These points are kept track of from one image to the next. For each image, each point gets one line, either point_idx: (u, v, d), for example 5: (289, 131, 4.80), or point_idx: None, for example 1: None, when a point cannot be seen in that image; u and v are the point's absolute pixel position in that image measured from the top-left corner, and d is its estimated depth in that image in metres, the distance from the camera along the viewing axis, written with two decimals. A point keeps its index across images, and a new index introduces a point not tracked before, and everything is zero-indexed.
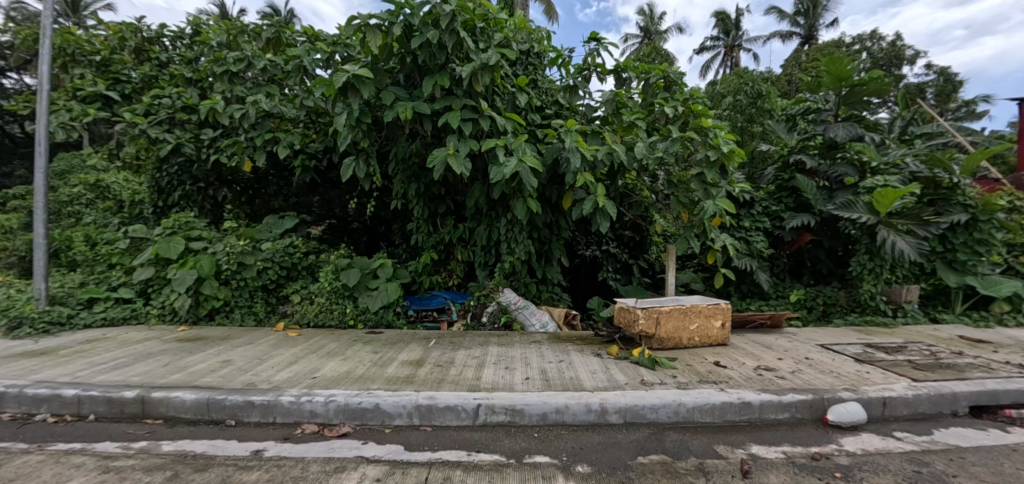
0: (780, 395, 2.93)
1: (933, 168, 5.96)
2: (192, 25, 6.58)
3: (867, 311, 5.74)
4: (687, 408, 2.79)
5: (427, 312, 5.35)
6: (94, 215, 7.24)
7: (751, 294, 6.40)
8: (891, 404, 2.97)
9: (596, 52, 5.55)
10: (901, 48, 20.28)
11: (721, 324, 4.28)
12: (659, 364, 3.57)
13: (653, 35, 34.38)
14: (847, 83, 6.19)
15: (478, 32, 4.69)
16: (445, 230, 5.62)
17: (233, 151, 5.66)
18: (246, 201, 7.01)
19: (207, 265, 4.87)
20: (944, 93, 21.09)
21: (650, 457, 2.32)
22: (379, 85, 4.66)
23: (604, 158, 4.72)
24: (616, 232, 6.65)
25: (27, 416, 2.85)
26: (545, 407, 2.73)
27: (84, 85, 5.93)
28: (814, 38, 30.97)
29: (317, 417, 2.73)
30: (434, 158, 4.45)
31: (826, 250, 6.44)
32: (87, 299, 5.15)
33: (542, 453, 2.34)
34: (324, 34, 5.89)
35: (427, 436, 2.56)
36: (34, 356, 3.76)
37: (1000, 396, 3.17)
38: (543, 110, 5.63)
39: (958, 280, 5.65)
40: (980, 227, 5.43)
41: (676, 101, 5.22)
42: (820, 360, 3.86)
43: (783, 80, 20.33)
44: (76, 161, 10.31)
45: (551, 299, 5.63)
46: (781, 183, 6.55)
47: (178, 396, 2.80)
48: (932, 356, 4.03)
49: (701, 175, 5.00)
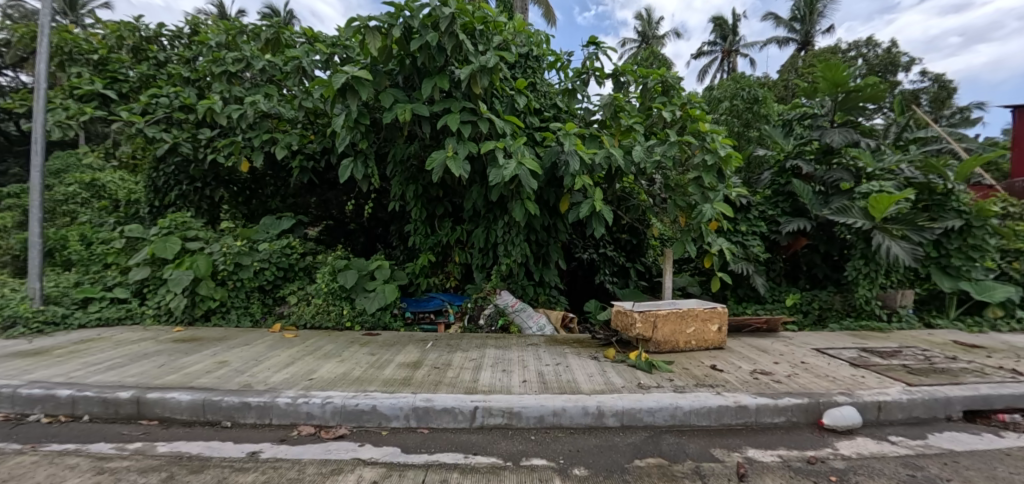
0: (776, 398, 2.95)
1: (928, 174, 6.02)
2: (190, 25, 6.59)
3: (862, 316, 5.78)
4: (683, 412, 2.80)
5: (425, 314, 5.35)
6: (90, 214, 7.21)
7: (748, 298, 6.42)
8: (885, 408, 2.99)
9: (595, 56, 5.61)
10: (896, 54, 20.53)
11: (718, 328, 4.30)
12: (654, 367, 3.59)
13: (651, 39, 34.63)
14: (843, 88, 6.27)
15: (477, 35, 4.73)
16: (443, 231, 5.59)
17: (230, 151, 5.62)
18: (243, 201, 6.97)
19: (203, 265, 4.85)
20: (938, 100, 21.23)
21: (647, 460, 2.33)
22: (378, 87, 4.65)
23: (602, 161, 4.75)
24: (613, 236, 6.66)
25: (21, 416, 2.83)
26: (542, 410, 2.74)
27: (81, 84, 5.91)
28: (810, 44, 31.25)
29: (314, 419, 2.72)
30: (433, 160, 4.46)
31: (822, 255, 6.48)
32: (81, 298, 5.12)
33: (539, 455, 2.35)
34: (323, 35, 5.89)
35: (424, 439, 2.55)
36: (27, 356, 3.72)
37: (993, 400, 3.20)
38: (542, 112, 5.63)
39: (953, 286, 5.68)
40: (974, 233, 5.51)
41: (674, 105, 5.29)
42: (816, 364, 3.88)
43: (779, 87, 20.44)
44: (72, 159, 10.28)
45: (549, 302, 5.63)
46: (777, 187, 6.61)
47: (174, 396, 2.79)
48: (926, 361, 4.06)
49: (699, 179, 5.03)
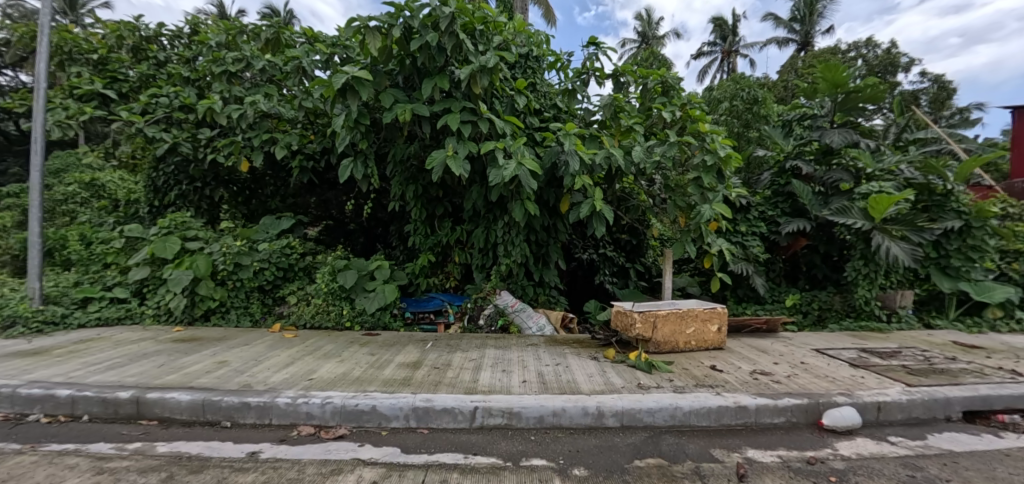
0: (776, 399, 2.95)
1: (928, 175, 6.03)
2: (190, 25, 6.59)
3: (862, 316, 5.79)
4: (683, 412, 2.80)
5: (424, 314, 5.35)
6: (89, 214, 7.20)
7: (747, 298, 6.43)
8: (885, 408, 3.00)
9: (595, 56, 5.61)
10: (895, 55, 20.55)
11: (717, 328, 4.30)
12: (654, 368, 3.59)
13: (651, 40, 34.62)
14: (842, 89, 6.27)
15: (477, 35, 4.72)
16: (442, 231, 5.59)
17: (230, 151, 5.62)
18: (242, 201, 6.97)
19: (203, 265, 4.85)
20: (938, 100, 21.23)
21: (647, 461, 2.33)
22: (378, 87, 4.65)
23: (602, 162, 4.75)
24: (613, 236, 6.66)
25: (20, 416, 2.82)
26: (542, 410, 2.74)
27: (81, 84, 5.90)
28: (810, 45, 31.28)
29: (313, 419, 2.72)
30: (433, 160, 4.45)
31: (822, 255, 6.48)
32: (81, 298, 5.11)
33: (539, 456, 2.35)
34: (323, 35, 5.89)
35: (424, 439, 2.55)
36: (26, 356, 3.71)
37: (993, 401, 3.20)
38: (542, 112, 5.63)
39: (952, 286, 5.68)
40: (973, 234, 5.51)
41: (674, 106, 5.30)
42: (816, 365, 3.88)
43: (779, 87, 20.44)
44: (71, 159, 10.27)
45: (548, 302, 5.63)
46: (777, 188, 6.62)
47: (173, 396, 2.79)
48: (925, 361, 4.06)
49: (699, 179, 5.03)
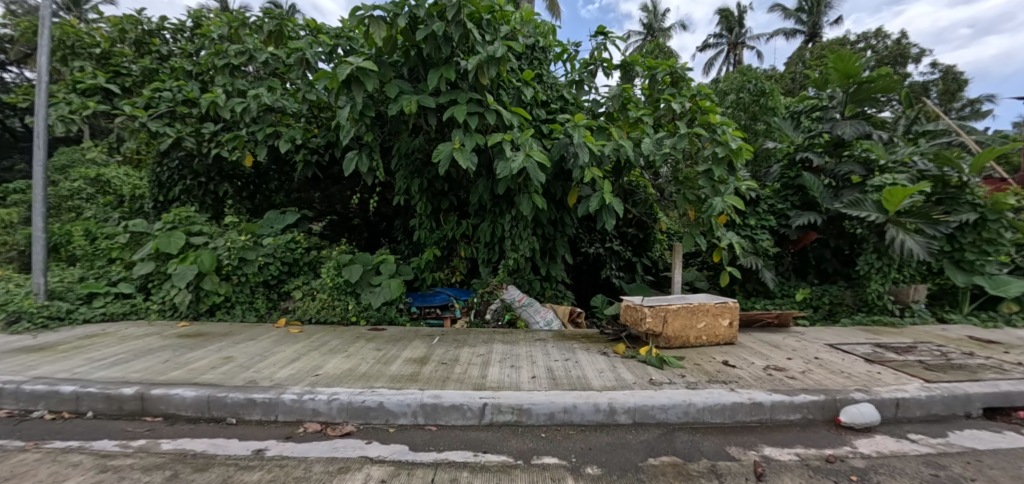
0: (791, 395, 2.87)
1: (942, 167, 5.86)
2: (192, 19, 6.61)
3: (874, 311, 5.68)
4: (697, 408, 2.73)
5: (430, 309, 5.28)
6: (95, 210, 7.21)
7: (756, 293, 6.35)
8: (904, 405, 2.92)
9: (603, 46, 5.51)
10: (905, 45, 20.20)
11: (729, 323, 4.22)
12: (666, 363, 3.51)
13: (656, 31, 34.18)
14: (855, 79, 6.12)
15: (484, 24, 4.60)
16: (448, 226, 5.53)
17: (234, 145, 5.54)
18: (246, 196, 6.89)
19: (207, 260, 4.78)
20: (948, 91, 20.94)
21: (661, 459, 2.26)
22: (383, 79, 4.58)
23: (610, 153, 4.66)
24: (619, 231, 6.58)
25: (25, 412, 2.80)
26: (553, 407, 2.67)
27: (84, 78, 5.88)
28: (818, 35, 30.82)
29: (320, 415, 2.67)
30: (440, 152, 4.34)
31: (832, 250, 6.41)
32: (86, 293, 5.09)
33: (551, 454, 2.29)
34: (326, 27, 5.82)
35: (432, 436, 2.50)
36: (31, 352, 3.69)
37: (1014, 398, 3.11)
38: (548, 104, 5.53)
39: (966, 280, 5.60)
40: (989, 227, 5.38)
41: (683, 97, 5.21)
42: (830, 360, 3.80)
43: (786, 78, 20.20)
44: (76, 155, 10.30)
45: (555, 297, 5.55)
46: (786, 181, 6.51)
47: (178, 393, 2.74)
48: (942, 357, 3.97)
49: (709, 172, 4.97)
